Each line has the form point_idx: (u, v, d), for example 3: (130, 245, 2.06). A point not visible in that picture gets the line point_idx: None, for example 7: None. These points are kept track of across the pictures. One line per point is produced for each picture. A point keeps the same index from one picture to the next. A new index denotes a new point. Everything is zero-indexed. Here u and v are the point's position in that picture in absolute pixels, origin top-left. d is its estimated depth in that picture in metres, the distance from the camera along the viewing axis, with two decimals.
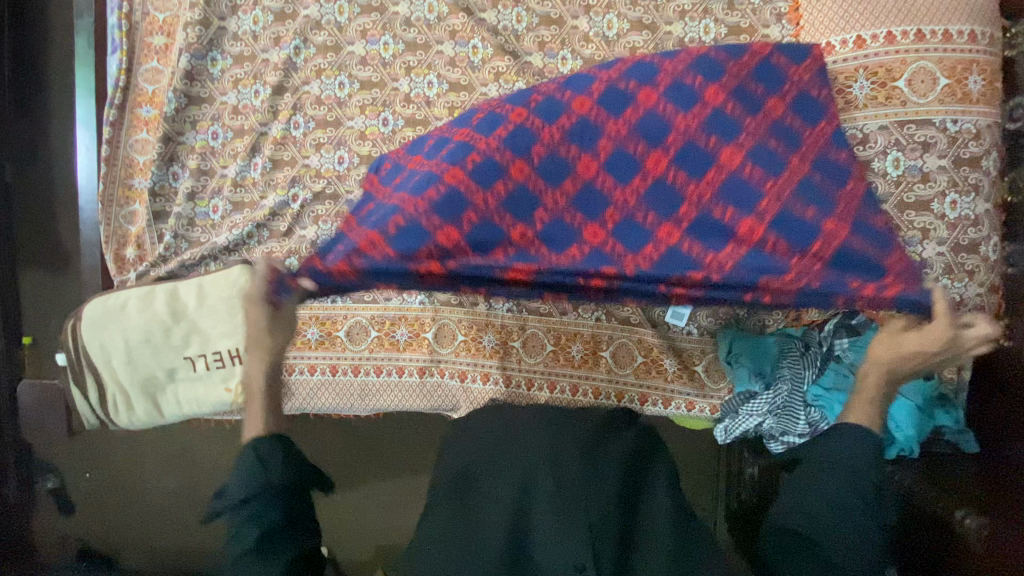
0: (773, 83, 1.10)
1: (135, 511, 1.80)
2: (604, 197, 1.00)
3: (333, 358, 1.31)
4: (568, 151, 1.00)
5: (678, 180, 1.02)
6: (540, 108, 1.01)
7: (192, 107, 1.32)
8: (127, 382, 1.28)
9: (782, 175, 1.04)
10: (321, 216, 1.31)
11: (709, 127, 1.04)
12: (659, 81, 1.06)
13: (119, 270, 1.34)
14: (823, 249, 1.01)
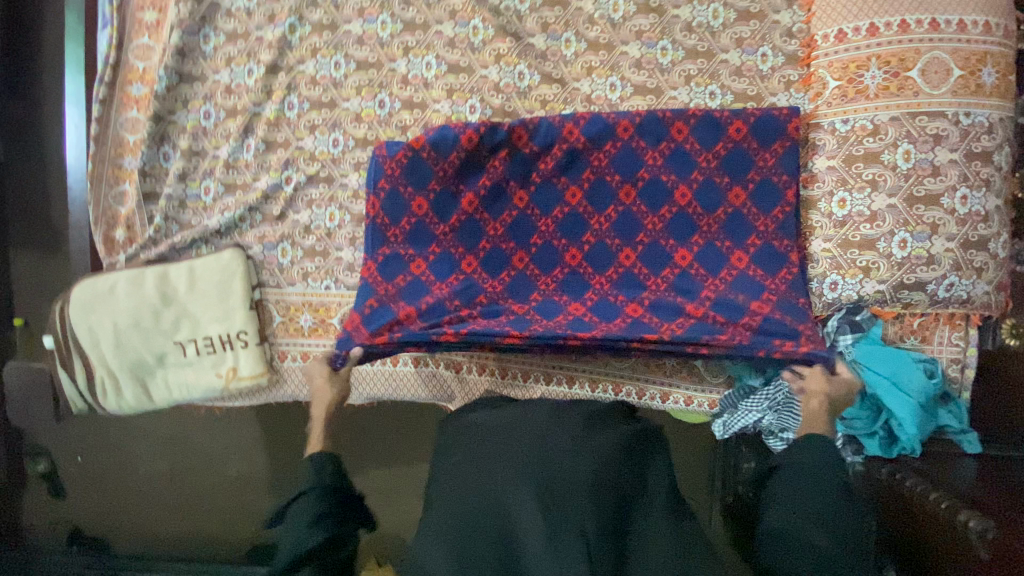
0: (737, 173, 1.17)
1: (124, 499, 1.80)
2: (584, 286, 1.19)
3: (326, 345, 1.28)
4: (558, 244, 1.19)
5: (645, 274, 1.18)
6: (535, 200, 1.19)
7: (184, 85, 1.28)
8: (116, 366, 1.25)
9: (723, 270, 1.17)
10: (315, 200, 1.28)
11: (670, 231, 1.18)
12: (639, 178, 1.17)
13: (109, 252, 1.31)
14: (752, 321, 1.11)
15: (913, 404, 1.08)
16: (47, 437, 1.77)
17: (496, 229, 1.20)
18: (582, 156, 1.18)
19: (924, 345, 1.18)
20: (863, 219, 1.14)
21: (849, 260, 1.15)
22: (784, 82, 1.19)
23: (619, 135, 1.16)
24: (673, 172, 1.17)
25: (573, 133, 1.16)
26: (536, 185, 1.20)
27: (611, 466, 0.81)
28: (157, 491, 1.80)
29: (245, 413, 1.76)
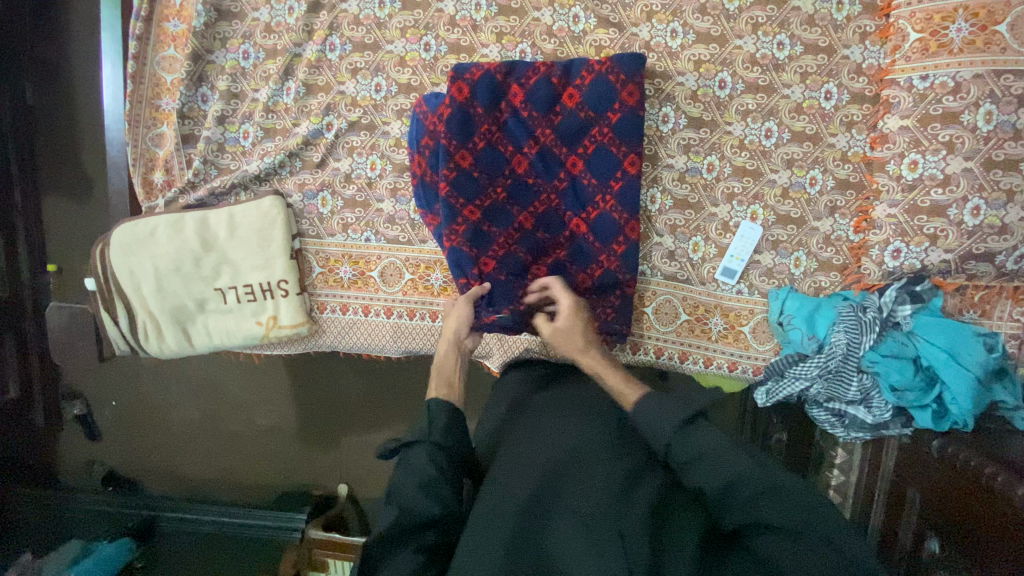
0: (600, 104, 1.12)
1: (158, 443, 1.85)
2: (590, 248, 1.15)
3: (365, 298, 1.27)
4: (557, 221, 1.15)
5: (615, 212, 1.13)
6: (491, 212, 1.13)
7: (222, 23, 1.23)
8: (157, 311, 1.26)
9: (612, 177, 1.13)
10: (356, 148, 1.24)
11: (590, 171, 1.14)
12: (539, 141, 1.14)
13: (148, 195, 1.29)
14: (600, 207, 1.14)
15: (969, 377, 1.04)
16: (80, 381, 1.80)
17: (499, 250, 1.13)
18: (577, 122, 1.13)
19: (983, 319, 1.13)
20: (936, 182, 1.07)
21: (915, 226, 1.10)
22: (859, 33, 1.11)
23: (506, 106, 1.13)
24: (563, 117, 1.13)
25: (483, 133, 1.12)
26: (489, 198, 1.13)
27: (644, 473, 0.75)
28: (189, 436, 1.84)
29: (276, 365, 1.77)
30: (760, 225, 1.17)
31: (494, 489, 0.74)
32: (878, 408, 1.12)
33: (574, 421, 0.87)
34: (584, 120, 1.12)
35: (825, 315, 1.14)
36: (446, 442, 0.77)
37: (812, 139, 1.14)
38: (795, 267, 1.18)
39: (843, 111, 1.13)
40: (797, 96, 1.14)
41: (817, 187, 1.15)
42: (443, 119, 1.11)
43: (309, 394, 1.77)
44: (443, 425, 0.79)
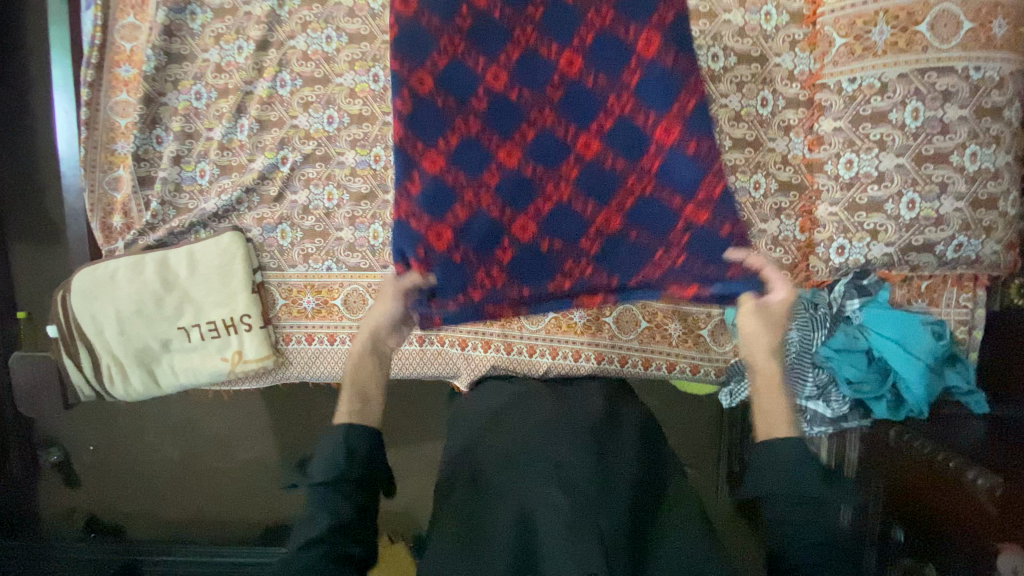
0: (535, 81, 0.88)
1: (136, 485, 1.86)
2: (641, 137, 0.88)
3: (331, 326, 1.27)
4: (551, 147, 0.88)
5: (677, 65, 0.85)
6: (520, 67, 0.87)
7: (173, 65, 1.25)
8: (122, 354, 1.25)
9: (583, 98, 0.88)
10: (312, 179, 1.25)
11: (623, 14, 0.87)
12: (580, 38, 0.88)
13: (107, 239, 1.29)
14: (588, 108, 0.89)
15: (919, 365, 1.08)
16: (58, 427, 1.82)
17: (471, 116, 0.85)
18: (545, 59, 0.88)
19: (931, 308, 1.17)
20: (871, 180, 1.11)
21: (856, 223, 1.13)
22: (789, 41, 1.16)
23: (467, 11, 0.85)
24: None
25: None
26: (448, 69, 0.84)
27: (620, 464, 0.81)
28: (166, 475, 1.86)
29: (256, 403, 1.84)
30: None
31: (479, 501, 0.79)
32: (836, 402, 1.14)
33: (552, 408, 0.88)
34: (547, 56, 0.88)
35: None
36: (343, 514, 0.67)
37: (753, 145, 1.18)
38: None
39: (780, 116, 1.17)
40: (735, 105, 1.18)
41: (761, 191, 1.19)
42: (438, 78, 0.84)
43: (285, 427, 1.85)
44: (344, 497, 0.68)
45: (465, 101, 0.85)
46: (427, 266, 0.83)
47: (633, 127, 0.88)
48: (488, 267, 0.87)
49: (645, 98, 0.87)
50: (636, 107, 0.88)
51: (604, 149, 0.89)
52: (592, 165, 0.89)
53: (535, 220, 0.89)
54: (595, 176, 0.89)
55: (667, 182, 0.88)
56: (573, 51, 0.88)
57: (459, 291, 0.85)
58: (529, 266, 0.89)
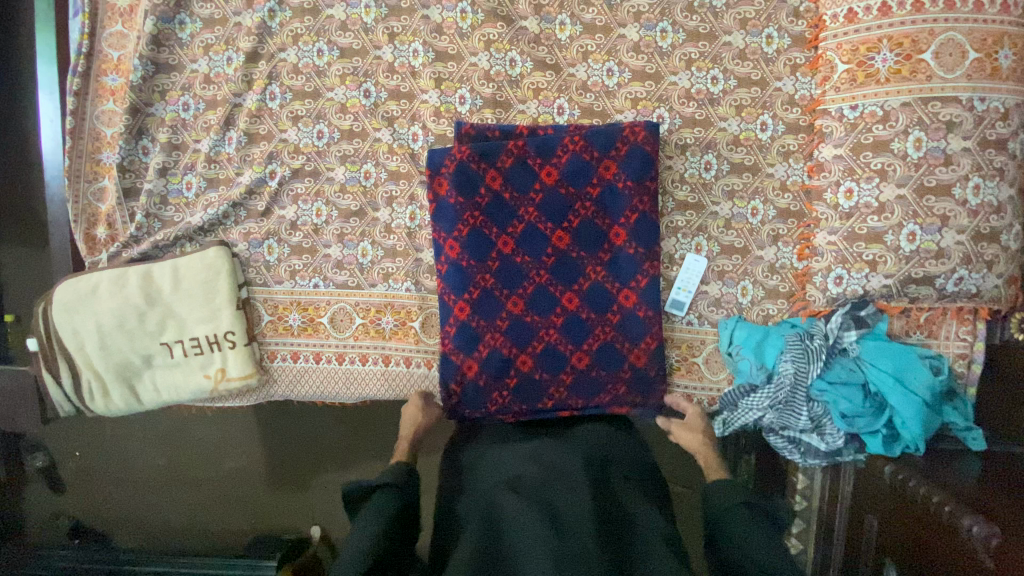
0: (578, 180, 1.14)
1: (131, 492, 1.94)
2: (608, 299, 1.16)
3: (317, 345, 1.25)
4: (547, 297, 1.16)
5: (637, 253, 1.14)
6: (523, 237, 1.15)
7: (161, 75, 1.23)
8: (102, 369, 1.23)
9: (575, 245, 1.15)
10: (301, 195, 1.23)
11: (603, 207, 1.15)
12: (569, 221, 1.15)
13: (91, 251, 1.27)
14: (581, 258, 1.16)
15: (917, 401, 1.05)
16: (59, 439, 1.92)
17: (487, 276, 1.15)
18: (544, 230, 1.15)
19: (929, 340, 1.15)
20: (871, 210, 1.08)
21: (855, 253, 1.10)
22: (790, 65, 1.13)
23: (485, 189, 1.14)
24: (599, 190, 1.14)
25: (462, 151, 1.12)
26: (469, 228, 1.14)
27: (616, 511, 0.87)
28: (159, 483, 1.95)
29: (253, 421, 1.94)
30: (705, 256, 1.18)
31: (477, 539, 0.83)
32: (830, 435, 1.11)
33: (554, 457, 0.96)
34: (566, 197, 1.14)
35: (774, 345, 1.13)
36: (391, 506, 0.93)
37: (751, 170, 1.15)
38: (742, 296, 1.18)
39: (779, 141, 1.14)
40: (733, 129, 1.15)
41: (759, 217, 1.16)
42: (464, 243, 1.14)
43: (282, 438, 1.93)
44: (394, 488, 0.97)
45: (480, 261, 1.14)
46: (460, 389, 1.16)
47: (607, 289, 1.16)
48: (499, 390, 1.17)
49: (623, 257, 1.15)
50: (608, 271, 1.16)
51: (590, 301, 1.16)
52: (578, 313, 1.16)
53: (535, 351, 1.16)
54: (581, 321, 1.16)
55: (631, 333, 1.16)
56: (562, 221, 1.15)
57: (476, 399, 1.16)
58: (527, 390, 1.16)
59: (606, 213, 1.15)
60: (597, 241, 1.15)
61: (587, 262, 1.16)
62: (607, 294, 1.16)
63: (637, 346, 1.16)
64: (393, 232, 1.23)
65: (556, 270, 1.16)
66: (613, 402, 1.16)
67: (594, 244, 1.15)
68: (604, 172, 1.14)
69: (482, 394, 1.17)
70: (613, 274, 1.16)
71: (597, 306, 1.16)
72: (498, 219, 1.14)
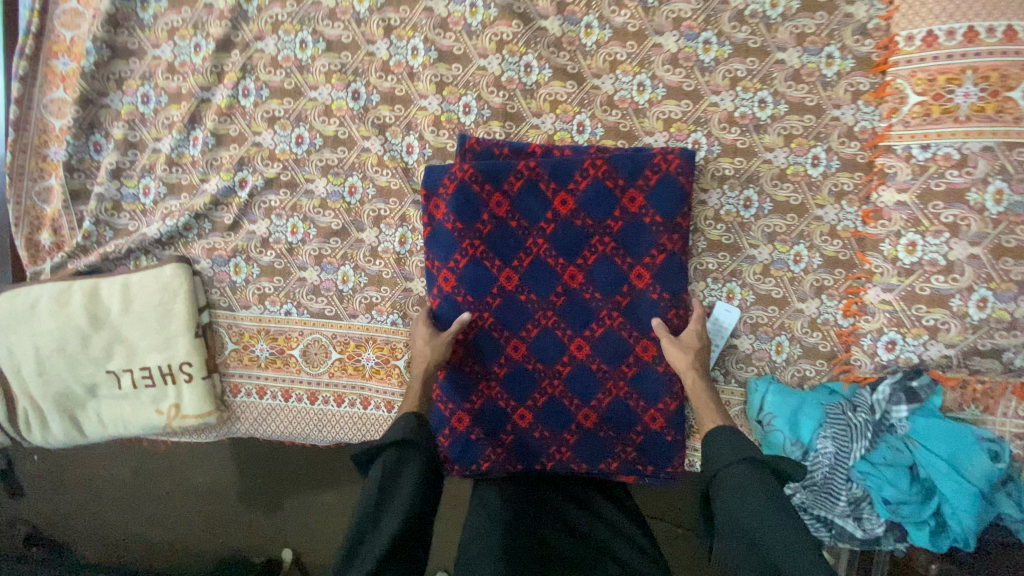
0: (597, 211, 0.98)
1: (92, 501, 1.86)
2: (623, 349, 1.00)
3: (286, 380, 1.09)
4: (553, 341, 1.00)
5: (661, 300, 0.98)
6: (529, 272, 0.99)
7: (117, 61, 1.06)
8: (40, 397, 1.07)
9: (589, 282, 0.99)
10: (274, 209, 1.06)
11: (624, 243, 0.98)
12: (584, 258, 0.99)
13: (32, 260, 1.10)
14: (595, 299, 0.99)
15: (973, 492, 0.91)
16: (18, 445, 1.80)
17: (486, 313, 0.99)
18: (555, 263, 0.99)
19: (986, 416, 0.98)
20: (936, 269, 0.94)
21: (912, 316, 0.96)
22: (852, 91, 0.96)
23: (488, 215, 0.97)
24: (621, 224, 0.98)
25: (464, 169, 0.96)
26: (467, 258, 0.98)
27: None
28: (125, 494, 1.85)
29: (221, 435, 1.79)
30: (737, 306, 1.02)
31: None
32: (869, 522, 0.97)
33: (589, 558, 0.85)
34: (581, 229, 0.98)
35: (811, 415, 0.98)
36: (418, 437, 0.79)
37: (797, 211, 1.00)
38: (777, 353, 1.03)
39: (832, 179, 0.98)
40: (780, 162, 0.99)
41: (802, 265, 1.00)
42: (461, 273, 0.98)
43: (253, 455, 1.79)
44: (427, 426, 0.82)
45: (477, 297, 0.98)
46: (448, 444, 1.00)
47: (623, 336, 1.00)
48: (494, 447, 1.00)
49: (644, 301, 0.99)
50: (627, 315, 0.99)
51: (603, 350, 1.00)
52: (589, 361, 1.00)
53: (535, 402, 1.01)
54: (592, 371, 1.00)
55: (648, 390, 1.00)
56: (576, 254, 0.99)
57: (466, 456, 1.00)
58: (526, 446, 1.00)
59: (627, 251, 0.98)
60: (616, 281, 0.99)
61: (602, 303, 0.99)
62: (624, 342, 1.00)
63: (655, 405, 1.00)
64: (379, 257, 1.07)
65: (566, 310, 1.00)
66: (623, 469, 1.00)
67: (611, 284, 0.99)
68: (628, 205, 0.98)
69: (475, 451, 1.00)
70: (632, 319, 1.00)
71: (611, 354, 1.00)
72: (501, 249, 0.98)
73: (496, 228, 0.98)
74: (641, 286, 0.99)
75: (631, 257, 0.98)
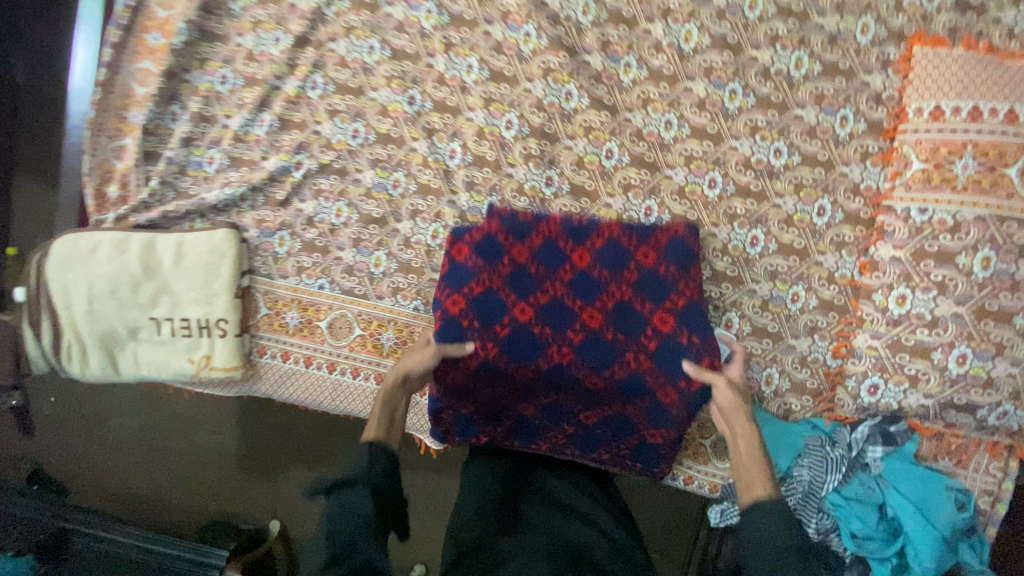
0: (613, 264, 1.06)
1: (98, 447, 1.94)
2: (639, 385, 1.03)
3: (310, 348, 1.18)
4: (569, 372, 1.03)
5: (690, 343, 1.02)
6: (547, 312, 1.05)
7: (204, 43, 1.18)
8: (85, 333, 1.17)
9: (604, 322, 1.05)
10: (323, 191, 1.17)
11: (643, 290, 1.05)
12: (602, 301, 1.05)
13: (98, 208, 1.21)
14: (612, 337, 1.04)
15: (936, 537, 0.96)
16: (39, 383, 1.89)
17: (501, 341, 1.04)
18: (572, 303, 1.06)
19: (957, 470, 1.05)
20: (922, 322, 1.02)
21: (895, 364, 1.04)
22: (861, 152, 1.05)
23: (508, 260, 1.06)
24: (638, 275, 1.06)
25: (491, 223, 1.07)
26: (484, 290, 1.05)
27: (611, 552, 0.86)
28: (133, 446, 1.93)
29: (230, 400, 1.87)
30: (734, 334, 1.10)
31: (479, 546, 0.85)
32: (834, 553, 1.03)
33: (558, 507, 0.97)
34: (598, 279, 1.06)
35: (790, 444, 1.06)
36: (372, 476, 0.73)
37: (799, 254, 1.08)
38: (766, 385, 1.10)
39: (835, 230, 1.07)
40: (788, 207, 1.08)
41: (798, 304, 1.08)
42: (479, 304, 1.04)
43: (258, 424, 1.86)
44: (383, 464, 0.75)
45: (494, 329, 1.04)
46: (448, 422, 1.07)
47: (640, 373, 1.03)
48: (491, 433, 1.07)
49: (663, 343, 1.03)
50: (643, 355, 1.04)
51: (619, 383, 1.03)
52: (601, 392, 1.04)
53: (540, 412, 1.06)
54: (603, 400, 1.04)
55: (656, 420, 1.05)
56: (594, 296, 1.05)
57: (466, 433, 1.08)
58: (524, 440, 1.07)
59: (642, 298, 1.05)
60: (632, 323, 1.05)
61: (620, 341, 1.04)
62: (640, 379, 1.03)
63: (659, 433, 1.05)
64: (410, 247, 1.17)
65: (583, 345, 1.04)
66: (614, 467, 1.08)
67: (627, 325, 1.05)
68: (645, 261, 1.06)
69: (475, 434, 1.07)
70: (650, 359, 1.03)
71: (627, 388, 1.03)
72: (521, 286, 1.06)
73: (518, 267, 1.06)
74: (657, 330, 1.04)
75: (649, 303, 1.05)
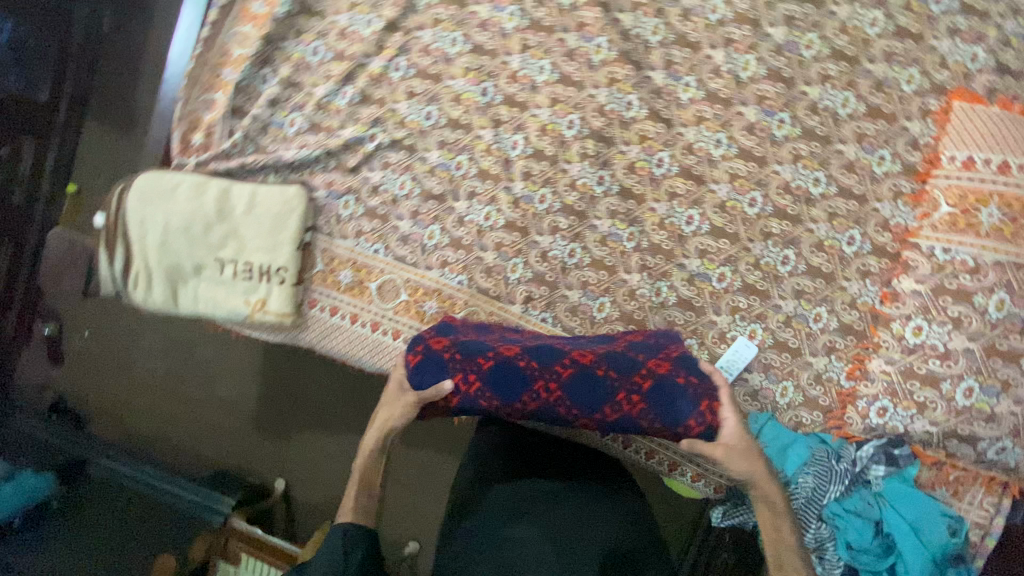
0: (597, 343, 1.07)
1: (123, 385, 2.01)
2: (634, 422, 0.91)
3: (358, 306, 1.27)
4: (557, 408, 0.91)
5: (689, 384, 0.93)
6: (531, 351, 0.96)
7: (301, 16, 1.28)
8: (155, 264, 1.26)
9: (595, 363, 0.94)
10: (391, 164, 1.26)
11: (635, 348, 1.02)
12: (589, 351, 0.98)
13: (182, 152, 1.32)
14: (605, 375, 0.93)
15: (925, 555, 1.02)
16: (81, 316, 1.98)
17: (479, 373, 0.91)
18: (561, 348, 0.98)
19: (953, 500, 1.10)
20: (935, 354, 1.09)
21: (905, 390, 1.11)
22: (894, 190, 1.13)
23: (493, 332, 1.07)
24: (626, 345, 1.04)
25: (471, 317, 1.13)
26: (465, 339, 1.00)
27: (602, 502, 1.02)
28: (155, 388, 2.00)
29: (253, 356, 1.92)
30: (756, 344, 1.17)
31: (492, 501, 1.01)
32: (828, 561, 1.08)
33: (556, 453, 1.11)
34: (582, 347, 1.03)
35: (798, 453, 1.12)
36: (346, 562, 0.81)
37: (826, 277, 1.15)
38: (781, 396, 1.17)
39: (862, 259, 1.14)
40: (820, 233, 1.15)
41: (820, 324, 1.15)
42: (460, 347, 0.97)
43: (275, 382, 1.91)
44: (357, 555, 0.83)
45: (474, 361, 0.92)
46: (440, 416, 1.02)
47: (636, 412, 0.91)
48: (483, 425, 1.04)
49: (660, 387, 0.92)
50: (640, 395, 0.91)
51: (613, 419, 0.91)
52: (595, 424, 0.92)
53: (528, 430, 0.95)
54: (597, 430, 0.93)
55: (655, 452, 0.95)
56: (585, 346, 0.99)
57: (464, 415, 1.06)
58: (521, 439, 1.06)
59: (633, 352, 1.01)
60: (627, 368, 0.94)
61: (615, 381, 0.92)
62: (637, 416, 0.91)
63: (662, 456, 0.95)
64: (463, 225, 1.25)
65: (573, 380, 0.91)
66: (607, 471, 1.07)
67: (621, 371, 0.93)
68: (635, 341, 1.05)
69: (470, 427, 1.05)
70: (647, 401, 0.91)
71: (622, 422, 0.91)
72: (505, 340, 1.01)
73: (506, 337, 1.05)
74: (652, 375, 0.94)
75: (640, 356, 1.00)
